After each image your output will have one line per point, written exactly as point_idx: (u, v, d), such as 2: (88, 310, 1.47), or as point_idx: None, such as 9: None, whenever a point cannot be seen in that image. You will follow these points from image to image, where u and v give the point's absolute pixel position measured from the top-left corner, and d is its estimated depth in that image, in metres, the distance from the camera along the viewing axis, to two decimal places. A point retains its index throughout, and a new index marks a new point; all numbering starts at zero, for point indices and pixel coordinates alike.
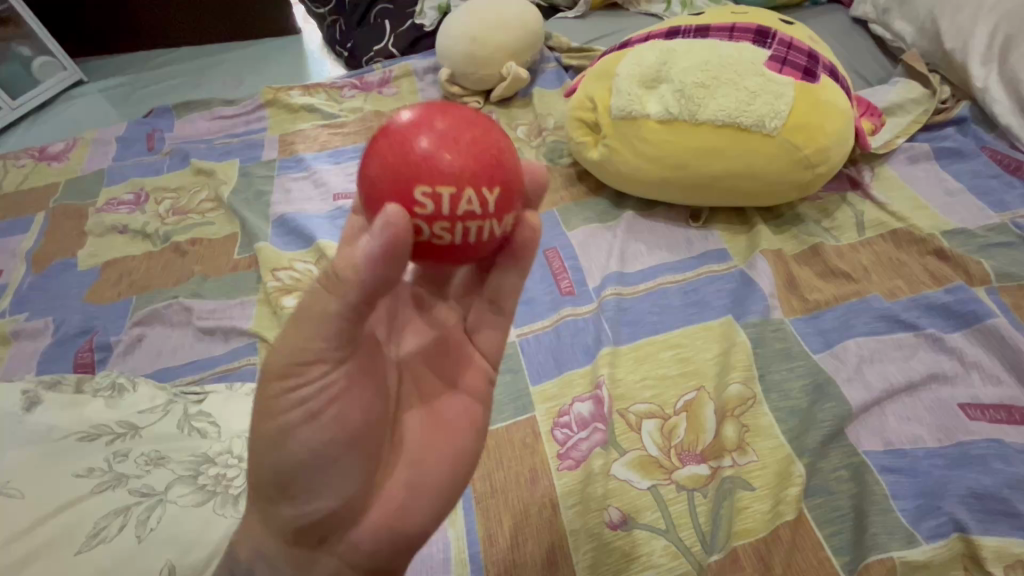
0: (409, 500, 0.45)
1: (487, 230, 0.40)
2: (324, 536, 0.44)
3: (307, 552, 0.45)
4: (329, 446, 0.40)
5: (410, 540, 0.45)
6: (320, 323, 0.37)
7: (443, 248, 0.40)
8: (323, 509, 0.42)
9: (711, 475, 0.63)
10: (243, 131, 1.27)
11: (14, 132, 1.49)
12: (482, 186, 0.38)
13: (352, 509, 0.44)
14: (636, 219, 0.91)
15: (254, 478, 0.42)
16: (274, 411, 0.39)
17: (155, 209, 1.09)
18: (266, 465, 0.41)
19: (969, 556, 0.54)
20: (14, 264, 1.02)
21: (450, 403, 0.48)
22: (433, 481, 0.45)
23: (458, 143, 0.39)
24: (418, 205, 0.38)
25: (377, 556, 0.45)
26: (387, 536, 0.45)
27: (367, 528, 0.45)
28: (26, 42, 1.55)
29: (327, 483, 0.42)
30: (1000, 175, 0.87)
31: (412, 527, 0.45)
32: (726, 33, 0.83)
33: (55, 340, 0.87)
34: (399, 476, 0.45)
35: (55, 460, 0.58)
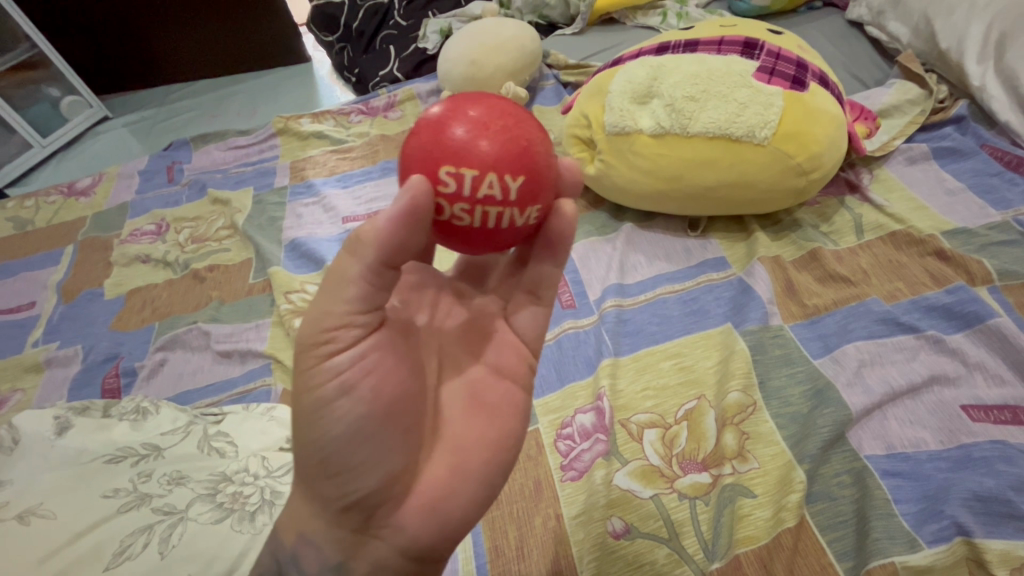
0: (452, 481, 0.44)
1: (507, 217, 0.42)
2: (368, 520, 0.43)
3: (352, 537, 0.43)
4: (367, 418, 0.40)
5: (454, 525, 0.44)
6: (348, 287, 0.38)
7: (462, 228, 0.42)
8: (367, 487, 0.41)
9: (712, 483, 0.63)
10: (257, 159, 1.33)
11: (44, 168, 1.57)
12: (505, 174, 0.40)
13: (395, 490, 0.43)
14: (635, 231, 0.93)
15: (296, 454, 0.41)
16: (311, 381, 0.39)
17: (175, 238, 1.14)
18: (305, 440, 0.41)
19: (974, 559, 0.54)
20: (45, 295, 1.08)
21: (491, 385, 0.48)
22: (476, 462, 0.45)
23: (489, 129, 0.41)
24: (442, 184, 0.40)
25: (423, 543, 0.43)
26: (432, 519, 0.43)
27: (412, 511, 0.43)
28: (54, 83, 1.64)
29: (369, 459, 0.41)
30: (1001, 172, 0.87)
31: (457, 511, 0.44)
32: (715, 46, 0.85)
33: (84, 366, 0.92)
34: (441, 458, 0.45)
35: (85, 483, 0.62)
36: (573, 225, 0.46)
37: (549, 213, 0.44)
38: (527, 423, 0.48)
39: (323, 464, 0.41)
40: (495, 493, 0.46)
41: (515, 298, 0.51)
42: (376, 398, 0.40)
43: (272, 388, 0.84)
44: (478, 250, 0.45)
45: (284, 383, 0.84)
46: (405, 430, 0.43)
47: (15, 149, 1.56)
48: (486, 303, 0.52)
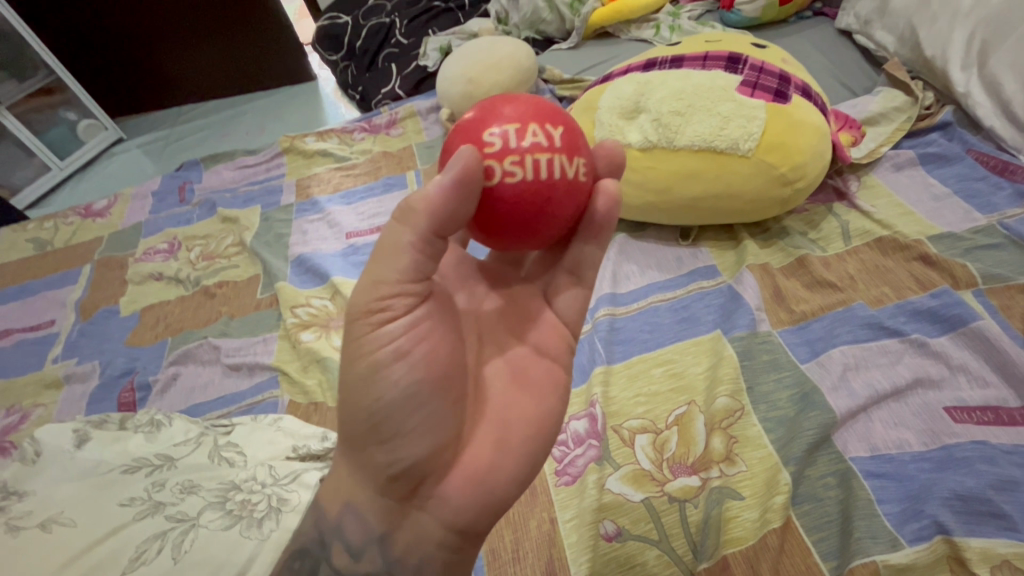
0: (494, 454, 0.46)
1: (557, 164, 0.43)
2: (416, 489, 0.45)
3: (398, 505, 0.46)
4: (419, 387, 0.41)
5: (497, 499, 0.46)
6: (400, 255, 0.39)
7: (517, 186, 0.42)
8: (417, 456, 0.43)
9: (701, 485, 0.65)
10: (264, 178, 1.37)
11: (63, 190, 1.63)
12: (543, 125, 0.44)
13: (441, 460, 0.45)
14: (628, 241, 0.95)
15: (348, 420, 0.43)
16: (366, 348, 0.41)
17: (187, 256, 1.18)
18: (357, 407, 0.42)
19: (954, 556, 0.55)
20: (64, 313, 1.13)
21: (532, 364, 0.50)
22: (517, 437, 0.47)
23: (518, 103, 0.45)
24: (488, 146, 0.42)
25: (466, 515, 0.45)
26: (476, 492, 0.45)
27: (456, 483, 0.45)
28: (71, 107, 1.70)
29: (419, 428, 0.42)
30: (987, 176, 0.88)
31: (500, 486, 0.46)
32: (700, 61, 0.88)
33: (101, 381, 0.96)
34: (485, 433, 0.47)
35: (103, 493, 0.66)
36: (615, 203, 0.47)
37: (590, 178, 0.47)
38: (565, 403, 0.50)
39: (375, 433, 0.42)
40: (535, 469, 0.48)
41: (556, 281, 0.52)
42: (428, 366, 0.42)
43: (279, 400, 0.88)
44: (534, 227, 0.44)
45: (290, 394, 0.88)
46: (453, 402, 0.44)
47: (34, 171, 1.62)
48: (526, 286, 0.54)
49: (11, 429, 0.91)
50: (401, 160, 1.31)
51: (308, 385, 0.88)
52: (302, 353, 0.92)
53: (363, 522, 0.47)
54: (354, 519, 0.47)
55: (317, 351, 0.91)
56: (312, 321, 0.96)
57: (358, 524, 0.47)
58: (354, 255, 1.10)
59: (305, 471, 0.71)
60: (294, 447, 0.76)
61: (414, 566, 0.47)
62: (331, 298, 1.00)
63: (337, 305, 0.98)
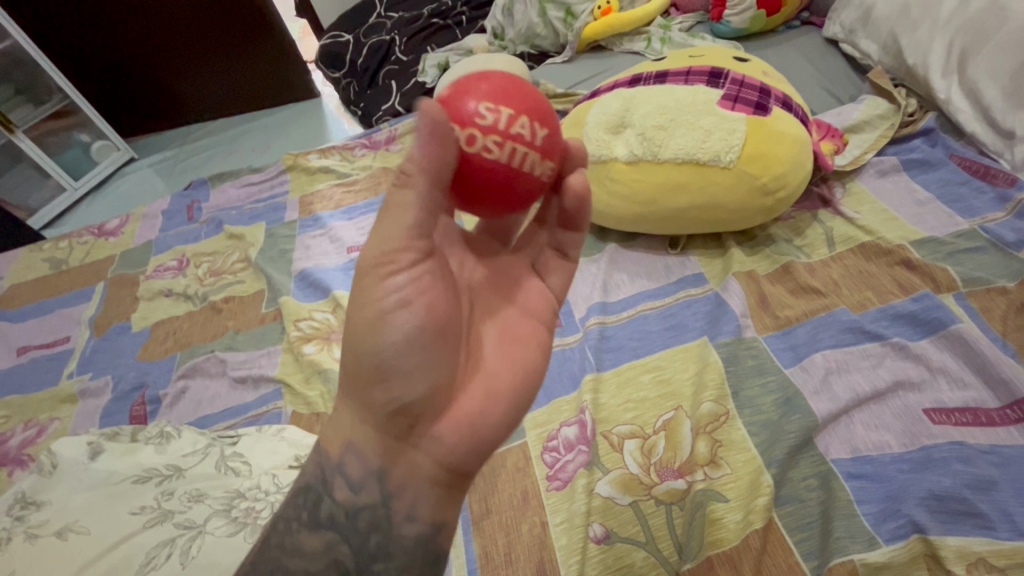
0: (485, 402, 0.49)
1: (530, 159, 0.46)
2: (412, 428, 0.47)
3: (395, 445, 0.47)
4: (419, 330, 0.43)
5: (487, 442, 0.48)
6: (406, 211, 0.41)
7: (489, 162, 0.44)
8: (416, 396, 0.45)
9: (687, 488, 0.67)
10: (269, 195, 1.42)
11: (76, 209, 1.68)
12: (533, 121, 0.45)
13: (438, 402, 0.46)
14: (618, 251, 0.98)
15: (353, 361, 0.44)
16: (370, 290, 0.43)
17: (195, 273, 1.23)
18: (360, 349, 0.44)
19: (931, 555, 0.57)
20: (79, 330, 1.18)
21: (521, 322, 0.54)
22: (507, 387, 0.50)
23: (516, 84, 0.46)
24: (479, 116, 0.43)
25: (458, 455, 0.47)
26: (468, 433, 0.47)
27: (451, 424, 0.47)
28: (85, 129, 1.77)
29: (419, 370, 0.44)
30: (969, 181, 0.90)
31: (491, 428, 0.48)
32: (683, 77, 0.91)
33: (114, 395, 1.00)
34: (478, 382, 0.49)
35: (115, 502, 0.69)
36: (583, 203, 0.54)
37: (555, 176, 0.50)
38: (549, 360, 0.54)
39: (378, 371, 0.44)
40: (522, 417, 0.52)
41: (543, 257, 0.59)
42: (428, 311, 0.44)
43: (282, 411, 0.91)
44: (495, 200, 0.47)
45: (293, 405, 0.91)
46: (450, 347, 0.47)
47: (49, 193, 1.68)
48: (513, 257, 0.58)
49: (29, 443, 0.95)
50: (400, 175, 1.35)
51: (310, 396, 0.91)
52: (304, 365, 0.95)
53: (360, 460, 0.47)
54: (349, 456, 0.47)
55: (319, 363, 0.94)
56: (315, 334, 1.00)
57: (354, 461, 0.47)
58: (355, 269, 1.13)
59: None
60: (295, 456, 0.77)
61: (408, 503, 0.47)
62: (333, 311, 1.03)
63: (338, 318, 1.01)
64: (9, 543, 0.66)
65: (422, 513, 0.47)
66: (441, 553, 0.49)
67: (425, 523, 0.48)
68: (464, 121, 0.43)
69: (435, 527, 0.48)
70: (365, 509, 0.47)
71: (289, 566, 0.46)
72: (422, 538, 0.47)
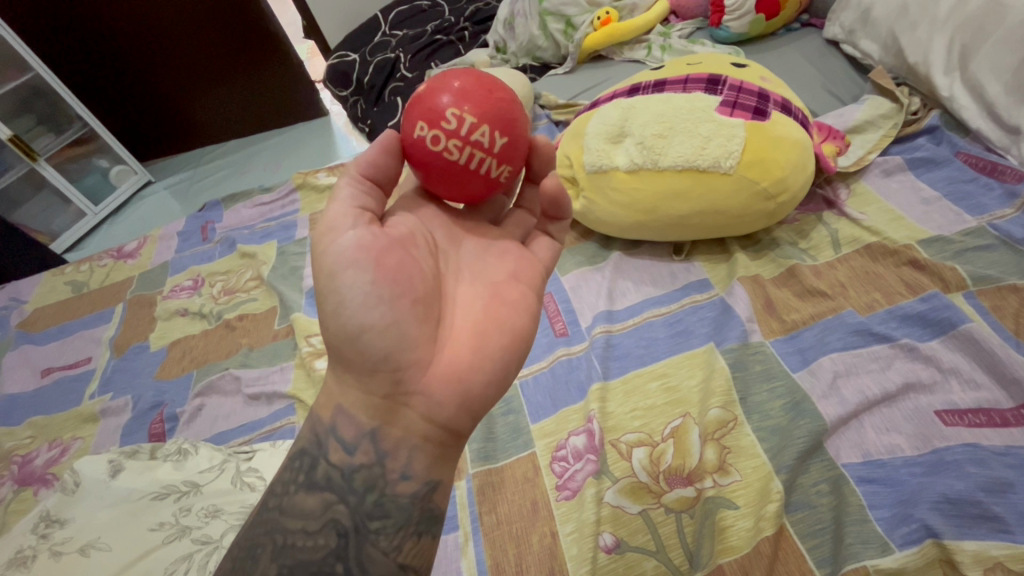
0: (471, 357, 0.49)
1: (486, 163, 0.50)
2: (396, 386, 0.47)
3: (383, 404, 0.47)
4: (378, 287, 0.45)
5: (475, 398, 0.49)
6: (340, 190, 0.49)
7: (447, 161, 0.50)
8: (387, 350, 0.46)
9: (697, 496, 0.67)
10: (280, 214, 1.45)
11: (96, 234, 1.74)
12: (494, 130, 0.49)
13: (416, 357, 0.47)
14: (623, 258, 0.98)
15: (325, 328, 0.47)
16: (328, 254, 0.47)
17: (210, 292, 1.26)
18: (328, 315, 0.46)
19: (947, 559, 0.56)
20: (100, 351, 1.21)
21: (506, 285, 0.54)
22: (491, 340, 0.50)
23: (484, 92, 0.50)
24: (445, 121, 0.49)
25: (447, 410, 0.48)
26: (456, 388, 0.48)
27: (436, 380, 0.48)
28: (103, 155, 1.82)
29: (385, 325, 0.46)
30: (977, 178, 0.89)
31: (477, 384, 0.49)
32: (681, 84, 0.92)
33: (134, 414, 1.03)
34: (458, 338, 0.50)
35: (135, 520, 0.71)
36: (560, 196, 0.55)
37: (518, 175, 0.55)
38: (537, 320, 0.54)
39: (346, 330, 0.46)
40: (512, 376, 0.51)
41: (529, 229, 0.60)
42: (382, 267, 0.46)
43: (295, 426, 0.93)
44: (454, 192, 0.53)
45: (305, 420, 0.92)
46: (418, 301, 0.48)
47: (70, 218, 1.73)
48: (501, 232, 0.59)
49: (53, 462, 0.98)
50: None
51: None
52: (316, 379, 0.97)
53: (351, 422, 0.48)
54: (342, 419, 0.48)
55: None
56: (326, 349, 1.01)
57: (346, 424, 0.48)
58: None
59: None
60: None
61: (403, 461, 0.47)
62: None
63: None
64: (34, 560, 0.68)
65: (418, 470, 0.48)
66: (438, 513, 0.49)
67: (421, 480, 0.48)
68: (433, 121, 0.49)
69: (430, 484, 0.48)
70: (360, 468, 0.47)
71: (287, 527, 0.46)
72: (418, 496, 0.47)
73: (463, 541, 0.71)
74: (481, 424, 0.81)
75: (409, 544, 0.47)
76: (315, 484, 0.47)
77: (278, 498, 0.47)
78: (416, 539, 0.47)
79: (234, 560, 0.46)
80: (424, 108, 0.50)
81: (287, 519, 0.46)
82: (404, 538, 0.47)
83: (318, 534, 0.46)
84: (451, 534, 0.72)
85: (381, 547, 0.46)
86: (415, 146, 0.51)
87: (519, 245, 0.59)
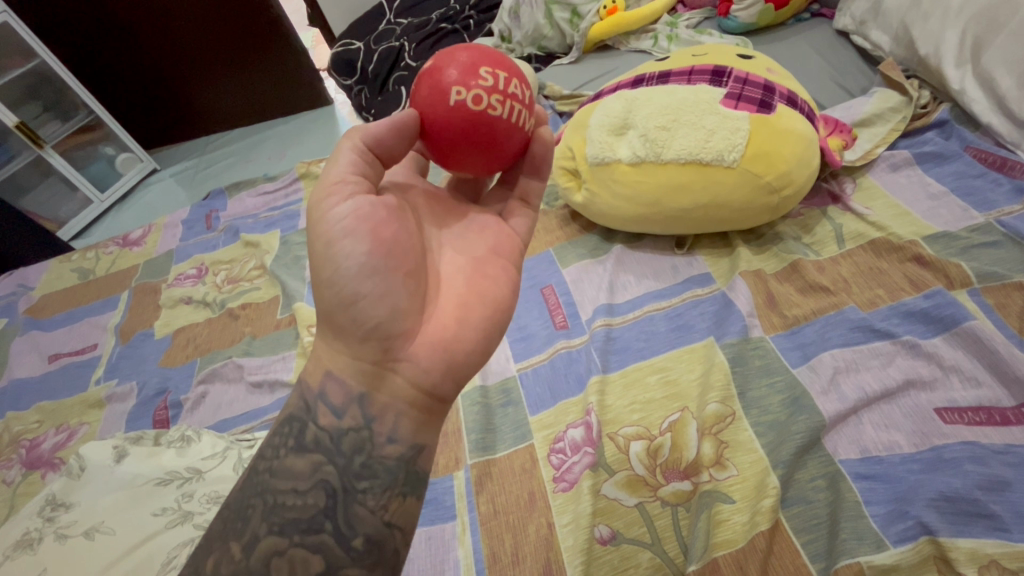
0: (456, 326, 0.50)
1: (523, 115, 0.52)
2: (381, 351, 0.48)
3: (371, 370, 0.48)
4: (373, 257, 0.46)
5: (459, 367, 0.50)
6: (338, 155, 0.48)
7: (492, 118, 0.49)
8: (373, 316, 0.47)
9: (692, 490, 0.68)
10: (283, 203, 1.45)
11: (103, 221, 1.74)
12: (520, 83, 0.52)
13: (405, 326, 0.48)
14: (625, 251, 0.98)
15: (319, 295, 0.47)
16: (324, 221, 0.46)
17: (213, 280, 1.27)
18: (322, 283, 0.46)
19: (941, 557, 0.56)
20: (105, 338, 1.22)
21: (490, 261, 0.54)
22: (474, 311, 0.51)
23: (495, 56, 0.52)
24: (480, 81, 0.49)
25: (432, 377, 0.49)
26: (442, 355, 0.49)
27: (424, 348, 0.49)
28: (109, 142, 1.83)
29: (378, 295, 0.46)
30: (986, 174, 0.88)
31: (462, 353, 0.50)
32: (685, 76, 0.91)
33: (138, 400, 1.04)
34: (445, 309, 0.51)
35: (139, 505, 0.72)
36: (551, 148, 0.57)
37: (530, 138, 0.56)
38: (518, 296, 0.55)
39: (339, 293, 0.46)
40: (494, 348, 0.53)
41: (510, 206, 0.60)
42: (378, 237, 0.46)
43: None
44: (488, 157, 0.52)
45: None
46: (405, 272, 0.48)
47: (78, 205, 1.74)
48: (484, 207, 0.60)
49: (60, 447, 1.00)
50: None
51: None
52: None
53: (336, 387, 0.48)
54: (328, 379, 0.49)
55: None
56: None
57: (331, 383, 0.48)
58: None
59: None
60: None
61: (391, 425, 0.48)
62: None
63: None
64: (40, 543, 0.69)
65: (403, 434, 0.48)
66: (422, 476, 0.49)
67: (405, 444, 0.48)
68: (466, 82, 0.49)
69: (416, 448, 0.49)
70: (349, 431, 0.47)
71: (277, 488, 0.46)
72: (404, 458, 0.48)
73: (460, 530, 0.72)
74: (480, 416, 0.82)
75: (395, 503, 0.47)
76: (307, 444, 0.47)
77: (268, 465, 0.47)
78: (401, 499, 0.47)
79: (224, 520, 0.46)
80: (443, 79, 0.49)
81: (278, 481, 0.46)
82: (390, 498, 0.47)
83: (308, 493, 0.45)
84: (449, 523, 0.73)
85: (368, 506, 0.46)
86: (453, 112, 0.49)
87: (503, 221, 0.59)
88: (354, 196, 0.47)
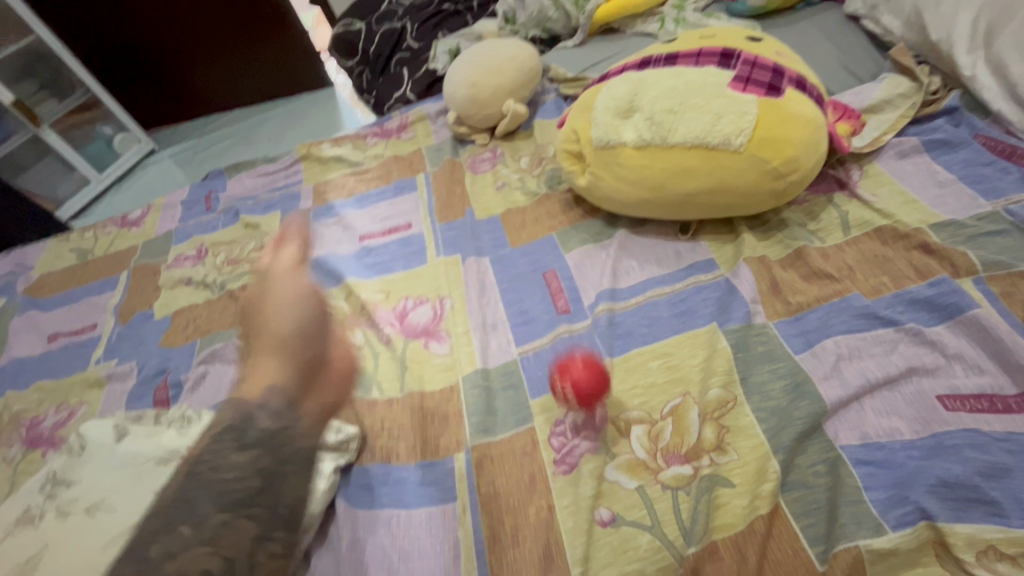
0: (321, 408, 0.77)
1: None
2: (291, 378, 0.75)
3: (303, 385, 0.76)
4: (309, 320, 0.85)
5: (317, 426, 0.75)
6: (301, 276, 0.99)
7: None
8: (281, 360, 0.76)
9: (693, 474, 0.68)
10: (283, 184, 1.44)
11: (100, 201, 1.73)
12: None
13: (285, 390, 0.73)
14: (629, 237, 0.97)
15: (284, 336, 0.80)
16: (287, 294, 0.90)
17: (213, 261, 1.26)
18: (285, 326, 0.82)
19: (940, 541, 0.57)
20: (105, 318, 1.22)
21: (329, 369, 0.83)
22: (329, 394, 0.80)
23: None
24: None
25: (312, 426, 0.74)
26: (319, 415, 0.76)
27: (305, 407, 0.75)
28: (107, 122, 1.81)
29: (309, 340, 0.82)
30: (995, 162, 0.87)
31: (310, 425, 0.73)
32: (693, 58, 0.90)
33: (139, 380, 1.04)
34: (307, 395, 0.76)
35: (140, 482, 0.72)
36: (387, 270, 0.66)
37: None
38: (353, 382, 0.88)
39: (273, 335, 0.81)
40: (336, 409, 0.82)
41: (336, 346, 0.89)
42: (316, 308, 0.89)
43: None
44: None
45: None
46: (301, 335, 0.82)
47: (75, 185, 1.72)
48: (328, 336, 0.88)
49: (61, 425, 1.00)
50: (411, 163, 1.35)
51: None
52: None
53: (253, 400, 0.70)
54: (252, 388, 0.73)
55: None
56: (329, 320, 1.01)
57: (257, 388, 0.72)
58: (367, 256, 1.14)
59: (321, 460, 0.77)
60: None
61: (308, 431, 0.72)
62: (346, 299, 1.04)
63: (351, 306, 1.03)
64: (42, 518, 0.69)
65: None
66: None
67: None
68: None
69: None
70: None
71: None
72: None
73: (460, 511, 0.72)
74: (481, 398, 0.82)
75: None
76: (248, 433, 0.66)
77: (207, 461, 0.62)
78: None
79: None
80: None
81: (224, 465, 0.62)
82: None
83: None
84: (449, 504, 0.73)
85: None
86: None
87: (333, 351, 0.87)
88: (312, 292, 0.95)
